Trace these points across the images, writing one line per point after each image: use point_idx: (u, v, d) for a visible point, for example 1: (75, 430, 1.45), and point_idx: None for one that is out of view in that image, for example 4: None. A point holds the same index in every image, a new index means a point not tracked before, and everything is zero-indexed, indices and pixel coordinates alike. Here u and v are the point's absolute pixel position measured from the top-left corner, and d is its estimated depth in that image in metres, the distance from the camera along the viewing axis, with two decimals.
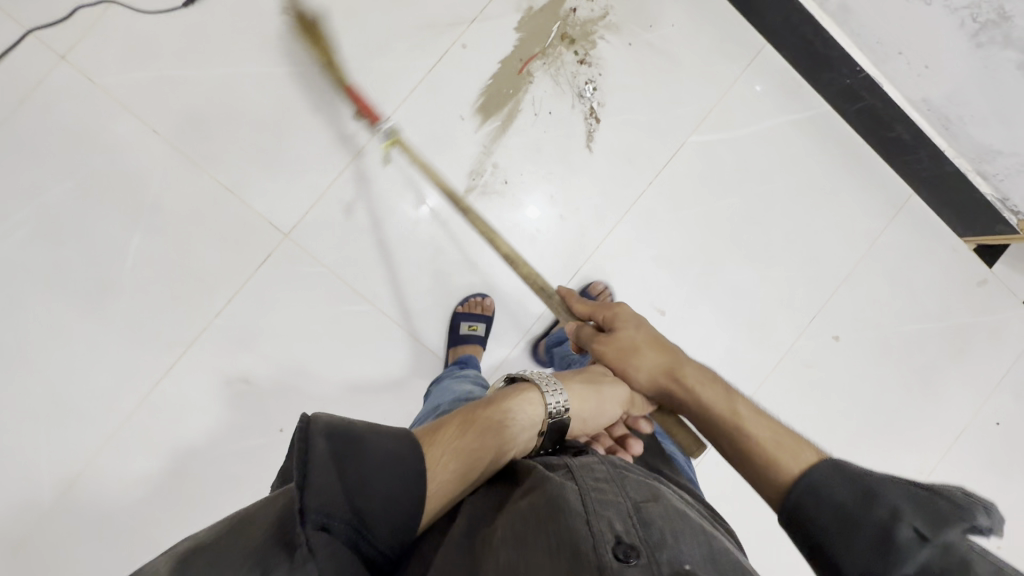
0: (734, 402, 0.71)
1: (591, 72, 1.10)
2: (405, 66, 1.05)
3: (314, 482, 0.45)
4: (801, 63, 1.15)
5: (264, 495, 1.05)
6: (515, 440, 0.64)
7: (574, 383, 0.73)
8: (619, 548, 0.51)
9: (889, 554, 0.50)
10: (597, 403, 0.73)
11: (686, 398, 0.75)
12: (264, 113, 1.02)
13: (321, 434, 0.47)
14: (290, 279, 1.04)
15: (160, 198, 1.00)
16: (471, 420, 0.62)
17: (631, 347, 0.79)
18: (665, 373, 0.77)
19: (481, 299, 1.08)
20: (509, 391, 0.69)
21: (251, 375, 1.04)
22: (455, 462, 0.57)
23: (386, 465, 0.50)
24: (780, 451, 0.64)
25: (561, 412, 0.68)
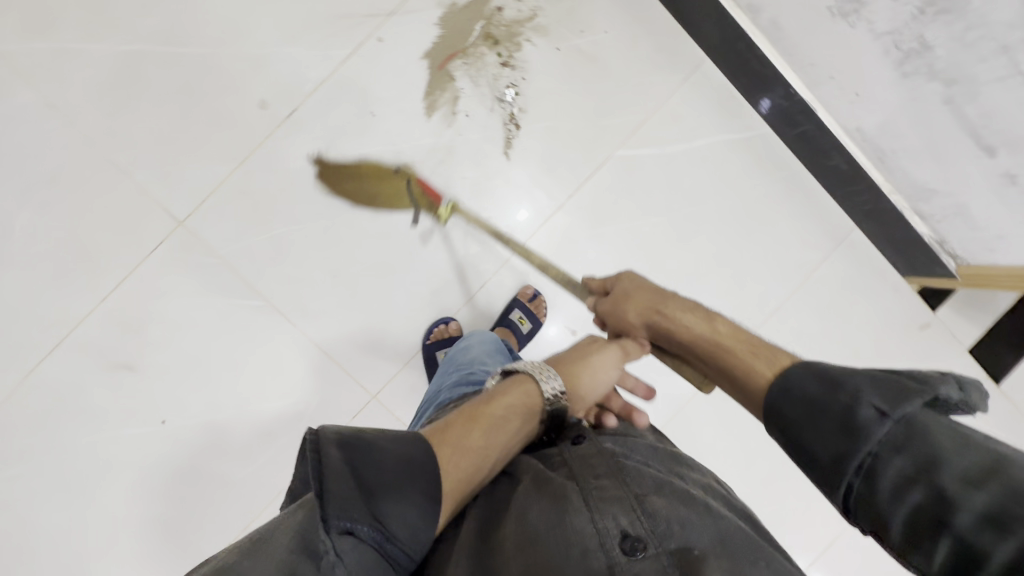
0: (713, 321, 0.65)
1: (514, 76, 1.05)
2: (317, 56, 1.01)
3: (332, 488, 0.44)
4: (740, 80, 1.09)
5: (139, 487, 1.02)
6: (521, 434, 0.60)
7: (569, 369, 0.68)
8: (625, 544, 0.50)
9: (853, 434, 0.44)
10: (586, 378, 0.68)
11: (670, 327, 0.68)
12: (165, 94, 0.99)
13: (332, 443, 0.46)
14: (182, 268, 1.01)
15: (52, 174, 0.98)
16: (474, 417, 0.58)
17: (619, 297, 0.75)
18: (649, 310, 0.71)
19: (445, 325, 1.05)
20: (506, 380, 0.64)
21: (136, 362, 1.02)
22: (463, 464, 0.54)
23: (403, 467, 0.48)
24: (752, 359, 0.58)
25: (557, 397, 0.62)
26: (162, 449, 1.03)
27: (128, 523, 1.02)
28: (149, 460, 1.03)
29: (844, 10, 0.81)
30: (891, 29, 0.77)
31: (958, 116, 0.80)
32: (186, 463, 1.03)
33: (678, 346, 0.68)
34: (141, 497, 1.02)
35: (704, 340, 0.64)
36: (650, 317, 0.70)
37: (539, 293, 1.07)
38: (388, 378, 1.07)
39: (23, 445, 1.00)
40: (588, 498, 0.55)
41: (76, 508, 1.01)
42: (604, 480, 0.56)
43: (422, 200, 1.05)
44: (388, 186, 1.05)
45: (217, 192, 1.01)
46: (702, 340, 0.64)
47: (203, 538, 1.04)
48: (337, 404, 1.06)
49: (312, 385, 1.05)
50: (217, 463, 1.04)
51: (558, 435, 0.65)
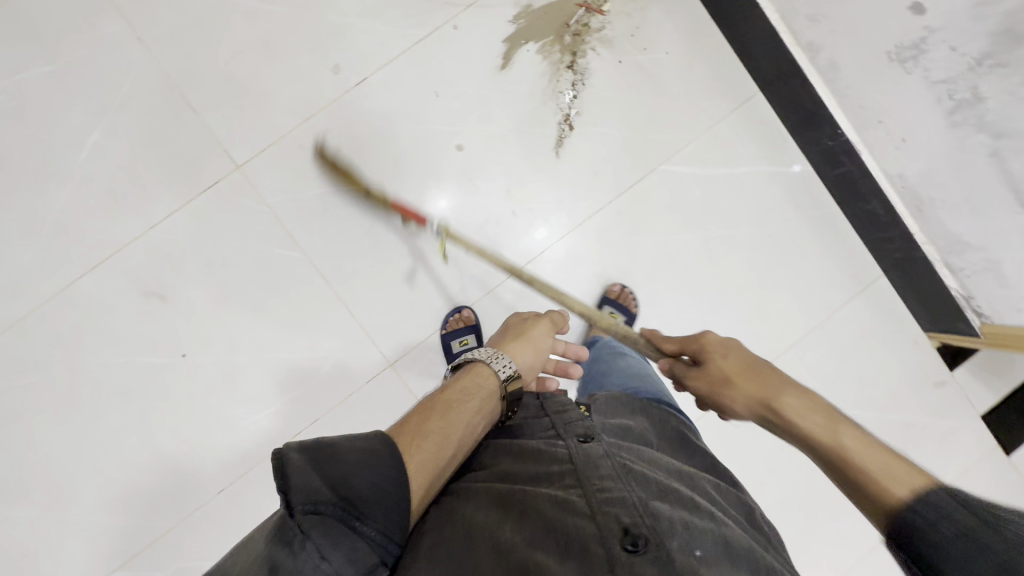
0: (835, 429, 0.58)
1: (575, 80, 1.10)
2: (394, 34, 1.07)
3: (296, 481, 0.46)
4: (787, 118, 1.12)
5: (150, 415, 1.04)
6: (480, 412, 0.66)
7: (513, 351, 0.78)
8: (627, 540, 0.53)
9: (994, 559, 0.42)
10: (531, 351, 0.79)
11: (788, 428, 0.61)
12: (246, 46, 1.05)
13: (295, 448, 0.48)
14: (229, 210, 1.05)
15: (127, 103, 1.02)
16: (430, 405, 0.63)
17: (717, 376, 0.69)
18: (760, 404, 0.64)
19: (458, 313, 1.07)
20: (456, 376, 0.70)
21: (169, 293, 1.04)
22: (426, 444, 0.58)
23: (367, 459, 0.50)
24: (882, 475, 0.52)
25: (512, 374, 0.71)
26: (180, 382, 1.05)
27: (132, 450, 1.04)
28: (165, 391, 1.04)
29: (903, 55, 0.84)
30: (947, 77, 0.80)
31: (1003, 171, 0.81)
32: (199, 402, 1.05)
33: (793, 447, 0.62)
34: (149, 426, 1.04)
35: (831, 454, 0.57)
36: (763, 408, 0.64)
37: (625, 288, 1.11)
38: (407, 349, 1.08)
39: (46, 355, 1.02)
40: (592, 500, 0.57)
41: (86, 426, 1.03)
42: (607, 482, 0.59)
43: (448, 204, 1.08)
44: (438, 164, 1.08)
45: (277, 145, 1.05)
46: (830, 455, 0.56)
47: (199, 478, 1.05)
48: (353, 366, 1.08)
49: (333, 344, 1.07)
50: (227, 405, 1.06)
51: (566, 437, 0.69)
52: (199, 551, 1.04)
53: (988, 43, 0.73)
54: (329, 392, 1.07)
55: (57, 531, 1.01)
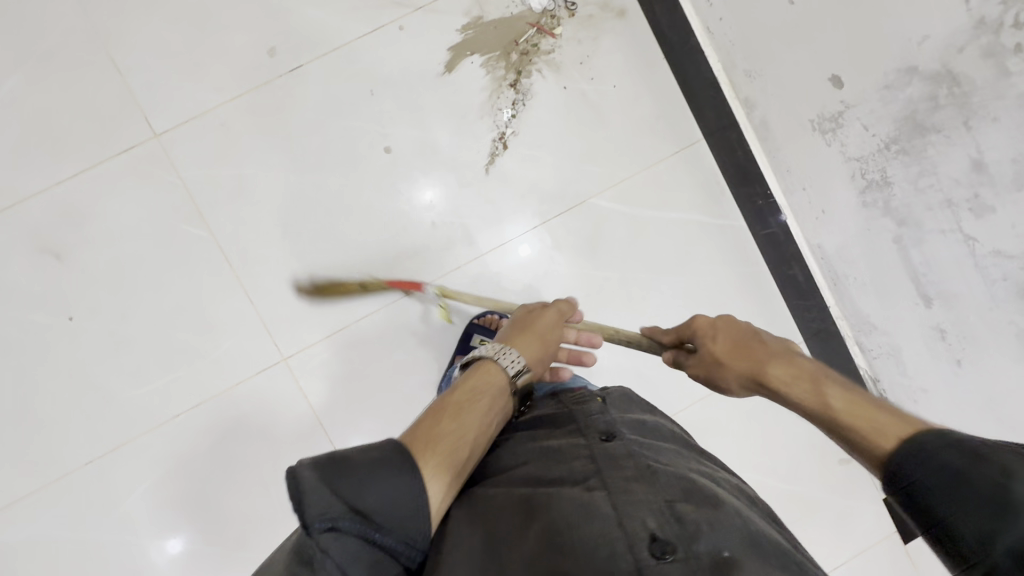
0: (823, 393, 0.57)
1: (516, 99, 1.08)
2: (336, 25, 1.05)
3: (310, 498, 0.47)
4: (726, 171, 1.10)
5: (28, 373, 1.01)
6: (490, 411, 0.67)
7: (524, 346, 0.77)
8: (656, 547, 0.52)
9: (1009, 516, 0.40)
10: (537, 343, 0.78)
11: (783, 393, 0.61)
12: (183, 15, 1.02)
13: (307, 465, 0.50)
14: (140, 177, 1.02)
15: (52, 54, 1.00)
16: (441, 410, 0.63)
17: (709, 359, 0.72)
18: (752, 380, 0.66)
19: (497, 317, 1.06)
20: (466, 373, 0.70)
21: (66, 252, 1.01)
22: (439, 449, 0.58)
23: (379, 469, 0.51)
24: (867, 428, 0.52)
25: (521, 368, 0.72)
26: (63, 344, 1.02)
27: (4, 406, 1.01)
28: (46, 351, 1.02)
29: (823, 126, 0.83)
30: (860, 155, 0.78)
31: (905, 258, 0.78)
32: (81, 368, 1.02)
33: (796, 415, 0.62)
34: (25, 384, 1.02)
35: (819, 415, 0.57)
36: (750, 376, 0.66)
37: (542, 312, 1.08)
38: (303, 345, 1.06)
39: None
40: (616, 500, 0.57)
41: None
42: (632, 483, 0.59)
43: (431, 196, 1.07)
44: (364, 163, 1.06)
45: (199, 118, 1.02)
46: (820, 420, 0.56)
47: (68, 446, 1.02)
48: (245, 355, 1.05)
49: (228, 328, 1.04)
50: (108, 375, 1.03)
51: (587, 435, 0.68)
52: (56, 519, 1.01)
53: (894, 128, 0.71)
54: (215, 377, 1.04)
55: None
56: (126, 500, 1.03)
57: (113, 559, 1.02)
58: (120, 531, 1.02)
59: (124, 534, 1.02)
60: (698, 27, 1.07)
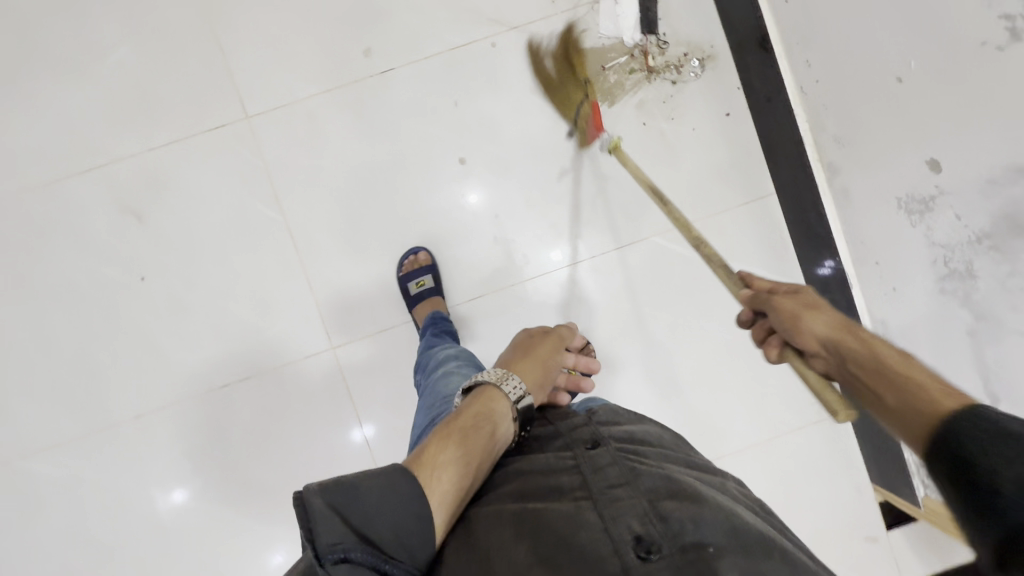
0: (903, 357, 0.51)
1: (594, 129, 1.09)
2: (431, 34, 1.07)
3: (318, 528, 0.47)
4: (793, 229, 1.09)
5: (95, 323, 1.07)
6: (494, 436, 0.65)
7: (526, 370, 0.79)
8: (639, 548, 0.50)
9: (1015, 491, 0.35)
10: (539, 368, 0.81)
11: (862, 362, 0.52)
12: (289, 6, 1.06)
13: (314, 492, 0.49)
14: (226, 155, 1.06)
15: (164, 28, 1.05)
16: (448, 433, 0.62)
17: (810, 304, 0.59)
18: (844, 326, 0.56)
19: (415, 254, 1.07)
20: (470, 400, 0.69)
21: (147, 216, 1.06)
22: (445, 477, 0.58)
23: (383, 492, 0.52)
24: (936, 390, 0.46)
25: (520, 395, 0.70)
26: (131, 302, 1.07)
27: (67, 354, 1.07)
28: (114, 306, 1.07)
29: (911, 208, 0.81)
30: (946, 244, 0.76)
31: (980, 355, 0.74)
32: (143, 328, 1.07)
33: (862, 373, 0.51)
34: (90, 334, 1.07)
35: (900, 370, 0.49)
36: (842, 343, 0.54)
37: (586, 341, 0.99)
38: (353, 337, 1.08)
39: (20, 241, 1.06)
40: (600, 506, 0.55)
41: (35, 315, 1.07)
42: (617, 489, 0.56)
43: (496, 211, 1.09)
44: (438, 170, 1.08)
45: (288, 106, 1.06)
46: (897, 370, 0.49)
47: (120, 399, 1.07)
48: (295, 338, 1.08)
49: (283, 310, 1.08)
50: (166, 338, 1.07)
51: (573, 443, 0.65)
52: (98, 467, 1.06)
53: (989, 223, 0.68)
54: (264, 354, 1.08)
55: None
56: (164, 459, 1.07)
57: (145, 513, 1.06)
58: (154, 488, 1.06)
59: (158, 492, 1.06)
60: (791, 85, 1.06)
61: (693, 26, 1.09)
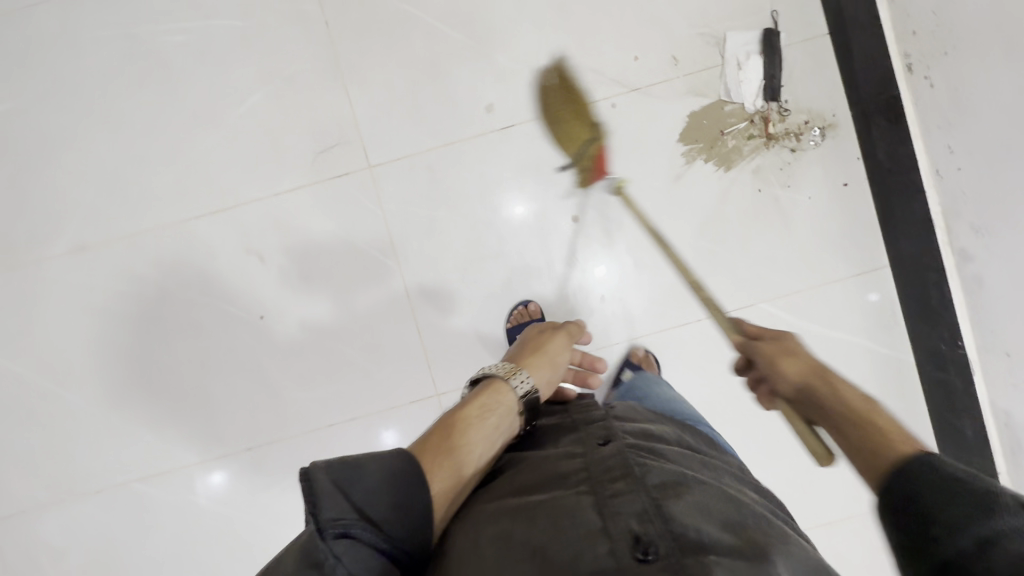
0: (872, 404, 0.59)
1: (707, 193, 1.09)
2: (553, 92, 1.08)
3: (322, 500, 0.49)
4: (907, 305, 1.07)
5: (212, 355, 1.11)
6: (496, 428, 0.70)
7: (533, 365, 0.83)
8: (637, 549, 0.49)
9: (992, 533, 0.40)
10: (549, 367, 0.84)
11: (823, 398, 0.61)
12: (417, 59, 1.08)
13: (321, 468, 0.52)
14: (347, 202, 1.10)
15: (296, 76, 1.09)
16: (451, 423, 0.68)
17: (785, 349, 0.68)
18: (812, 371, 0.64)
19: (523, 306, 1.08)
20: (478, 393, 0.75)
21: (268, 257, 1.10)
22: (445, 465, 0.62)
23: (387, 475, 0.54)
24: (889, 439, 0.53)
25: (529, 389, 0.76)
26: (248, 338, 1.11)
27: (186, 383, 1.11)
28: (232, 341, 1.11)
29: None
30: None
31: None
32: (257, 363, 1.11)
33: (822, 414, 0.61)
34: (207, 365, 1.11)
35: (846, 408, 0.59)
36: (809, 388, 0.63)
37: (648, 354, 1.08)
38: (457, 386, 1.11)
39: (147, 273, 1.11)
40: (602, 501, 0.55)
41: (158, 344, 1.11)
42: (620, 487, 0.56)
43: (606, 271, 1.10)
44: (551, 226, 1.10)
45: (410, 158, 1.09)
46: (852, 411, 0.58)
47: (231, 430, 1.11)
48: (401, 383, 1.11)
49: (391, 355, 1.11)
50: (278, 374, 1.11)
51: (584, 442, 0.66)
52: (208, 494, 1.11)
53: None
54: (371, 398, 1.11)
55: (104, 427, 1.11)
56: (270, 490, 1.11)
57: (249, 540, 1.11)
58: (261, 518, 1.11)
59: (263, 521, 1.11)
60: (925, 165, 1.03)
61: (817, 94, 1.08)
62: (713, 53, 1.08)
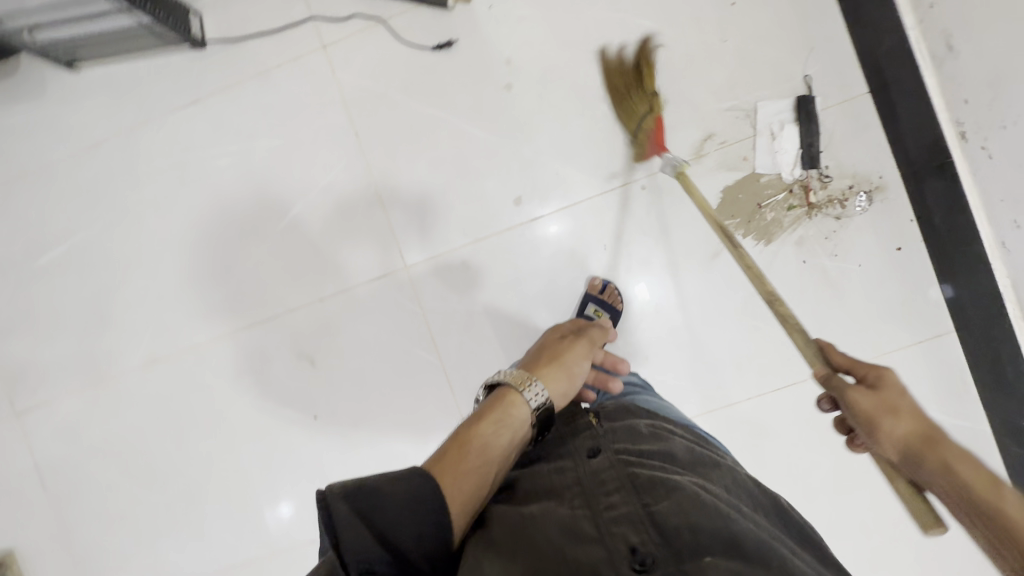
0: (998, 486, 0.52)
1: (750, 266, 1.06)
2: (582, 179, 1.08)
3: (344, 531, 0.47)
4: (980, 372, 1.00)
5: (272, 455, 1.17)
6: (509, 444, 0.69)
7: (548, 375, 0.80)
8: (635, 558, 0.50)
9: None
10: (563, 377, 0.81)
11: (937, 474, 0.56)
12: (445, 160, 1.11)
13: (338, 498, 0.49)
14: (388, 301, 1.13)
15: (332, 187, 1.13)
16: (467, 441, 0.66)
17: (884, 404, 0.62)
18: (922, 438, 0.59)
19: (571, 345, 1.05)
20: (492, 403, 0.73)
21: (319, 359, 1.15)
22: (465, 484, 0.61)
23: (406, 499, 0.52)
24: (1020, 517, 0.50)
25: (542, 403, 0.74)
26: (304, 438, 1.16)
27: (250, 482, 1.17)
28: (289, 441, 1.16)
29: None
30: None
31: None
32: (313, 462, 1.16)
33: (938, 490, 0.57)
34: (268, 465, 1.17)
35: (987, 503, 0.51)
36: (915, 450, 0.58)
37: (608, 283, 1.06)
38: None
39: (210, 379, 1.18)
40: (602, 521, 0.55)
41: (223, 446, 1.18)
42: (613, 498, 0.57)
43: (649, 354, 1.08)
44: None
45: (446, 255, 1.11)
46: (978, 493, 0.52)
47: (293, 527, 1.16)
48: None
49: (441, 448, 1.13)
50: (334, 471, 1.15)
51: (573, 453, 0.66)
52: None
53: None
54: None
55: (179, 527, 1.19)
56: None
57: None
58: None
59: None
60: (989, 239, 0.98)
61: (861, 157, 1.03)
62: (743, 125, 1.05)
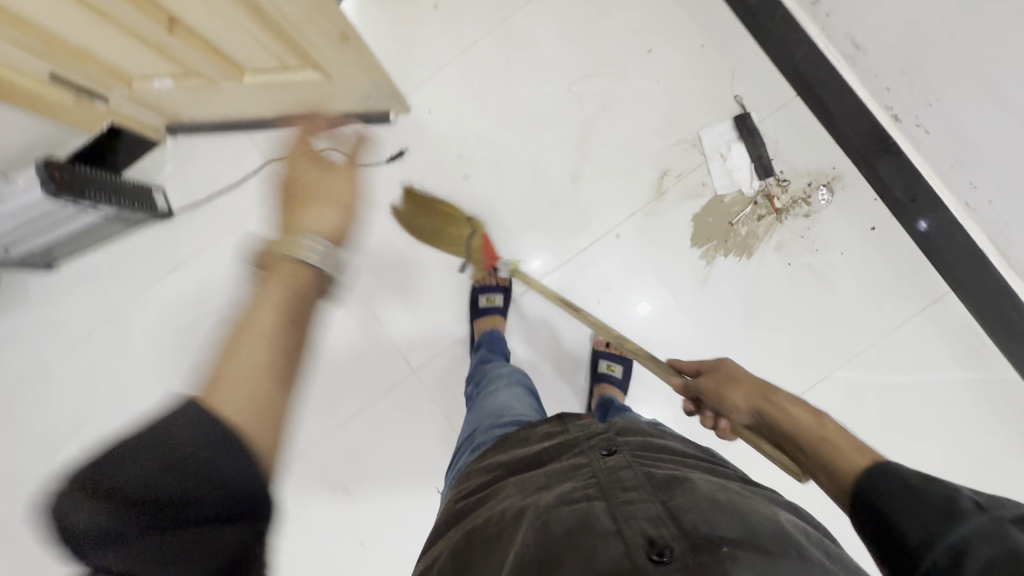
0: (823, 422, 0.60)
1: (740, 281, 1.08)
2: (558, 243, 1.12)
3: (84, 528, 0.31)
4: (988, 324, 1.02)
5: None
6: (298, 305, 0.44)
7: (309, 214, 0.52)
8: (652, 548, 0.47)
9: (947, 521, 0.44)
10: (325, 216, 0.52)
11: (778, 423, 0.64)
12: (424, 260, 1.14)
13: (68, 493, 0.32)
14: (404, 409, 1.13)
15: (324, 314, 1.15)
16: (232, 339, 0.40)
17: (724, 380, 0.71)
18: (755, 396, 0.67)
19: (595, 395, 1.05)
20: (265, 282, 0.45)
21: (351, 486, 1.12)
22: (244, 400, 0.37)
23: (192, 446, 0.34)
24: (848, 453, 0.56)
25: (324, 256, 0.46)
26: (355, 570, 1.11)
27: None
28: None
29: None
30: None
31: None
32: None
33: (783, 442, 0.64)
34: None
35: (816, 441, 0.58)
36: (763, 412, 0.66)
37: (613, 334, 1.09)
38: None
39: None
40: (616, 514, 0.52)
41: None
42: (630, 494, 0.55)
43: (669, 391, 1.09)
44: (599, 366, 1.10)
45: (449, 349, 1.13)
46: (810, 433, 0.60)
47: None
48: None
49: None
50: None
51: (589, 457, 0.63)
52: None
53: None
54: None
55: None
56: None
57: None
58: None
59: None
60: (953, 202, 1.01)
61: (809, 155, 1.07)
62: (693, 154, 1.10)
